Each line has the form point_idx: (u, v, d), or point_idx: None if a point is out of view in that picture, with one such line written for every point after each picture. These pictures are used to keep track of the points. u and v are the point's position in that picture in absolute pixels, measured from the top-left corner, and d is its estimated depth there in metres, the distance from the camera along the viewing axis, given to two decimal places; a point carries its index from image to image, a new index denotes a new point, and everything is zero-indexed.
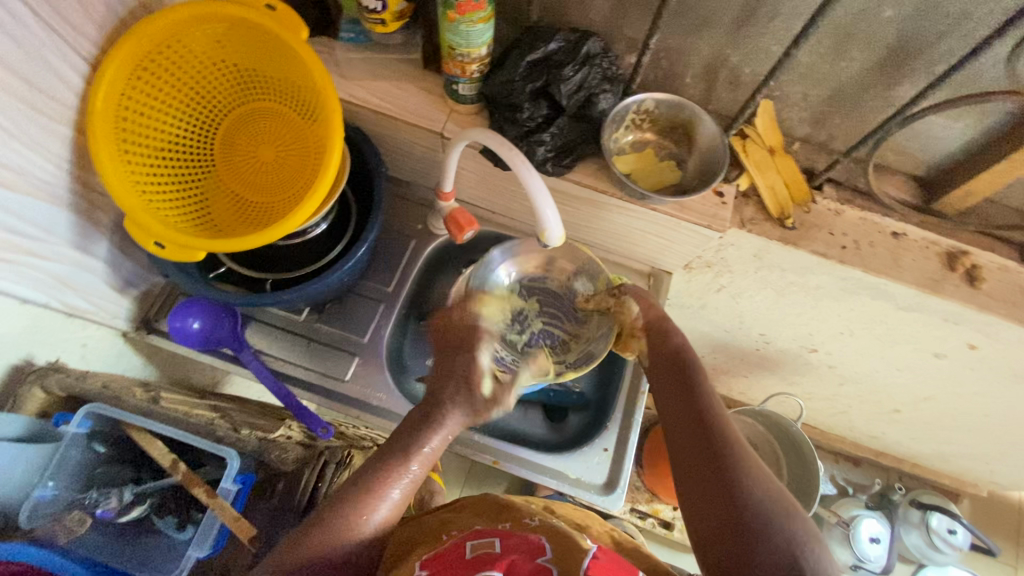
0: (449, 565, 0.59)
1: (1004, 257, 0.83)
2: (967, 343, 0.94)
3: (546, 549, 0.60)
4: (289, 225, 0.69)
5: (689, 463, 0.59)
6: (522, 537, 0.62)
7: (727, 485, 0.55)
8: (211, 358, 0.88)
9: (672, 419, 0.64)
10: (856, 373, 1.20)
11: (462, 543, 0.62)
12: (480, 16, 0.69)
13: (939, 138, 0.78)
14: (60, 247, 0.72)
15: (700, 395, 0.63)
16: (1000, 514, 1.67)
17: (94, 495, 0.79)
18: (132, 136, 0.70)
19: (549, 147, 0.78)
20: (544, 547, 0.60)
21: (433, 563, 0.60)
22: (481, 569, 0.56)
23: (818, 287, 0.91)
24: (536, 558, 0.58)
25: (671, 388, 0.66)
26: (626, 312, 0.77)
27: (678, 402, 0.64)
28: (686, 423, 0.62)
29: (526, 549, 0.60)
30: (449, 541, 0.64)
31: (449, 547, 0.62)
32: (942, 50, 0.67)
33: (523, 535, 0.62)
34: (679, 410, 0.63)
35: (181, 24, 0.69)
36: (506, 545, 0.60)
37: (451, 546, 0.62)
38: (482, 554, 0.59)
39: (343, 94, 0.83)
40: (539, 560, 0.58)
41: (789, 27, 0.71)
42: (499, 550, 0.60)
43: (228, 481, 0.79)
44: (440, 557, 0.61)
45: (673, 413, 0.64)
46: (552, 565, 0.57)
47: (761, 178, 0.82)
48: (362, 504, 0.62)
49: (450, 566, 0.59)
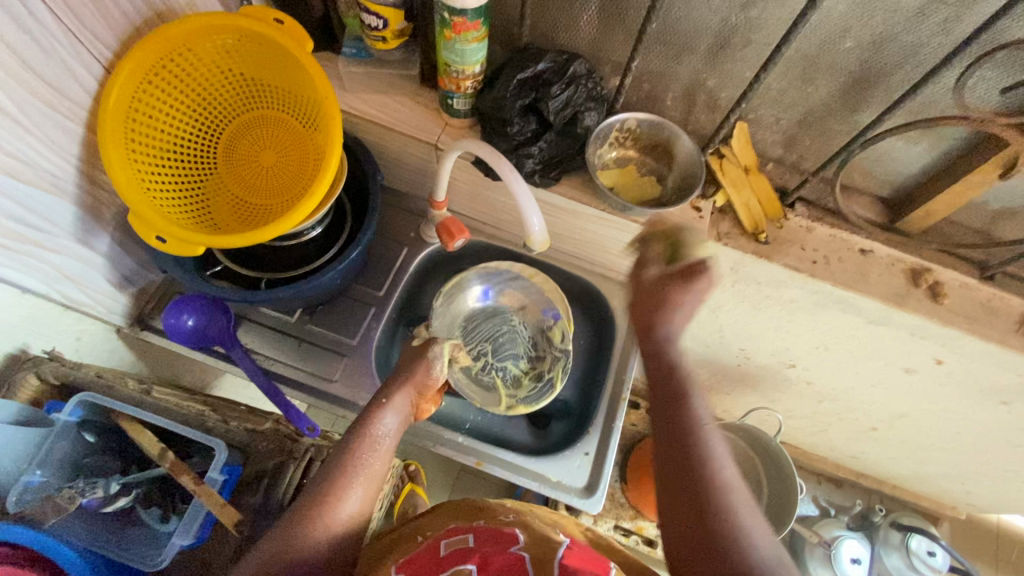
0: (424, 563, 0.61)
1: (964, 275, 0.88)
2: (934, 358, 0.97)
3: (520, 538, 0.61)
4: (285, 225, 0.72)
5: (669, 484, 0.52)
6: (496, 529, 0.64)
7: (704, 522, 0.49)
8: (202, 355, 0.91)
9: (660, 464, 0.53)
10: (833, 390, 1.24)
11: (437, 542, 0.64)
12: (475, 36, 0.74)
13: (900, 160, 0.83)
14: (63, 239, 0.75)
15: (691, 419, 0.52)
16: (979, 538, 1.69)
17: (82, 483, 0.79)
18: (139, 136, 0.74)
19: (537, 159, 0.83)
20: (518, 538, 0.61)
21: (408, 563, 0.62)
22: (454, 563, 0.59)
23: (793, 301, 0.95)
24: (509, 547, 0.60)
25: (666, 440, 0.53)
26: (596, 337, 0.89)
27: (671, 455, 0.52)
28: (668, 443, 0.53)
29: (498, 540, 0.62)
30: (423, 542, 0.67)
31: (424, 547, 0.64)
32: (897, 78, 0.72)
33: (498, 529, 0.64)
34: (670, 463, 0.52)
35: (193, 34, 0.74)
36: (479, 539, 0.62)
37: (427, 546, 0.65)
38: (455, 551, 0.61)
39: (344, 106, 0.88)
40: (512, 549, 0.59)
41: (759, 54, 0.76)
42: (472, 543, 0.62)
43: (215, 471, 0.81)
44: (415, 557, 0.63)
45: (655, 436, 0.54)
46: (526, 553, 0.59)
47: (736, 196, 0.87)
48: (326, 497, 0.65)
49: (425, 565, 0.61)
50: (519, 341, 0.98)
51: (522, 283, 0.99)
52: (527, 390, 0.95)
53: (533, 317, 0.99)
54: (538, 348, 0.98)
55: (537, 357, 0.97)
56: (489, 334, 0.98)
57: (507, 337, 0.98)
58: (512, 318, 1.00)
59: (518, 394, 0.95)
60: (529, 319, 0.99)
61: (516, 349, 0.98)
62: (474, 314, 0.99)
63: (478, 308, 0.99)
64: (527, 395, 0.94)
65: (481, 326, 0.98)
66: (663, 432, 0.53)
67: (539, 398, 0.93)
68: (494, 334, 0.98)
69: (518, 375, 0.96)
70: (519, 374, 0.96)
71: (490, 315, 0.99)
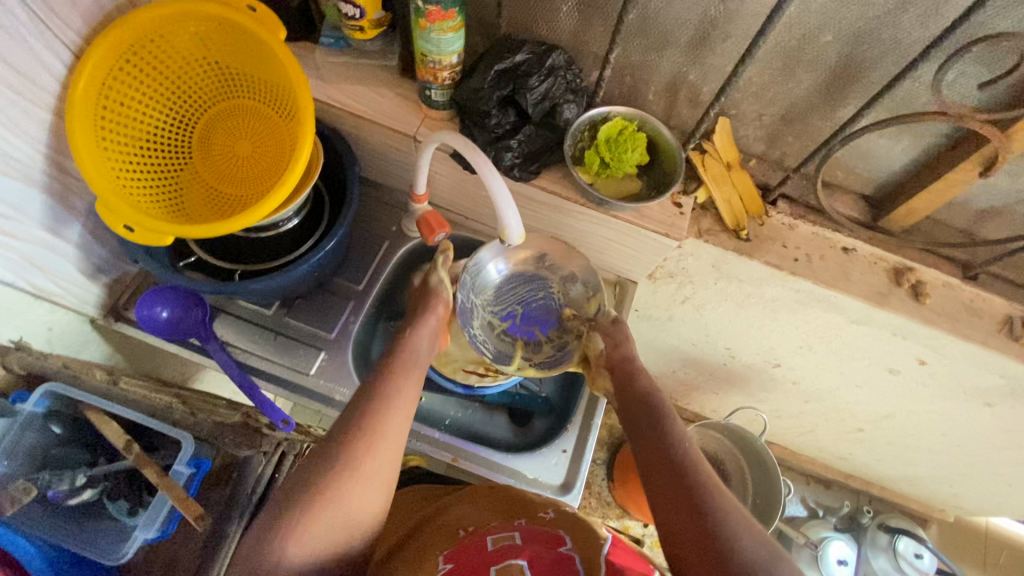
0: (473, 557, 0.65)
1: (947, 275, 0.87)
2: (918, 359, 0.97)
3: (565, 540, 0.67)
4: (257, 214, 0.71)
5: (646, 448, 0.70)
6: (540, 530, 0.69)
7: (674, 468, 0.65)
8: (176, 347, 0.90)
9: (661, 511, 0.64)
10: (818, 390, 1.23)
11: (481, 537, 0.69)
12: (450, 25, 0.73)
13: (882, 158, 0.82)
14: (31, 228, 0.74)
15: (655, 406, 0.73)
16: (968, 541, 1.67)
17: (47, 475, 0.79)
18: (109, 123, 0.73)
19: (517, 152, 0.82)
20: (564, 539, 0.67)
21: (457, 556, 0.67)
22: (505, 558, 0.63)
23: (775, 299, 0.95)
24: (557, 547, 0.66)
25: (663, 489, 0.65)
26: (592, 345, 0.84)
27: (658, 464, 0.67)
28: (639, 421, 0.73)
29: (544, 540, 0.67)
30: (467, 537, 0.71)
31: (470, 542, 0.68)
32: (878, 73, 0.71)
33: (540, 529, 0.69)
34: (669, 490, 0.64)
35: (165, 19, 0.72)
36: (526, 537, 0.67)
37: (469, 541, 0.69)
38: (504, 545, 0.66)
39: (321, 96, 0.87)
40: (560, 550, 0.65)
41: (739, 47, 0.75)
42: (520, 541, 0.67)
43: (182, 463, 0.81)
44: (462, 551, 0.67)
45: (632, 423, 0.73)
46: (575, 553, 0.65)
47: (718, 192, 0.86)
48: (370, 415, 0.69)
49: (475, 558, 0.65)
50: (552, 312, 0.90)
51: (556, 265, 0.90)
52: (543, 359, 0.88)
53: (566, 275, 0.89)
54: (568, 321, 0.89)
55: (566, 330, 0.89)
56: (519, 297, 0.91)
57: (538, 303, 0.91)
58: (546, 282, 0.91)
59: (532, 360, 0.88)
60: (565, 276, 0.90)
61: (546, 317, 0.90)
62: (505, 278, 0.91)
63: (509, 272, 0.90)
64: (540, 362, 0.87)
65: (515, 289, 0.91)
66: (636, 413, 0.74)
67: (551, 368, 0.86)
68: (527, 298, 0.91)
69: (540, 342, 0.89)
70: (541, 342, 0.89)
71: (525, 281, 0.91)
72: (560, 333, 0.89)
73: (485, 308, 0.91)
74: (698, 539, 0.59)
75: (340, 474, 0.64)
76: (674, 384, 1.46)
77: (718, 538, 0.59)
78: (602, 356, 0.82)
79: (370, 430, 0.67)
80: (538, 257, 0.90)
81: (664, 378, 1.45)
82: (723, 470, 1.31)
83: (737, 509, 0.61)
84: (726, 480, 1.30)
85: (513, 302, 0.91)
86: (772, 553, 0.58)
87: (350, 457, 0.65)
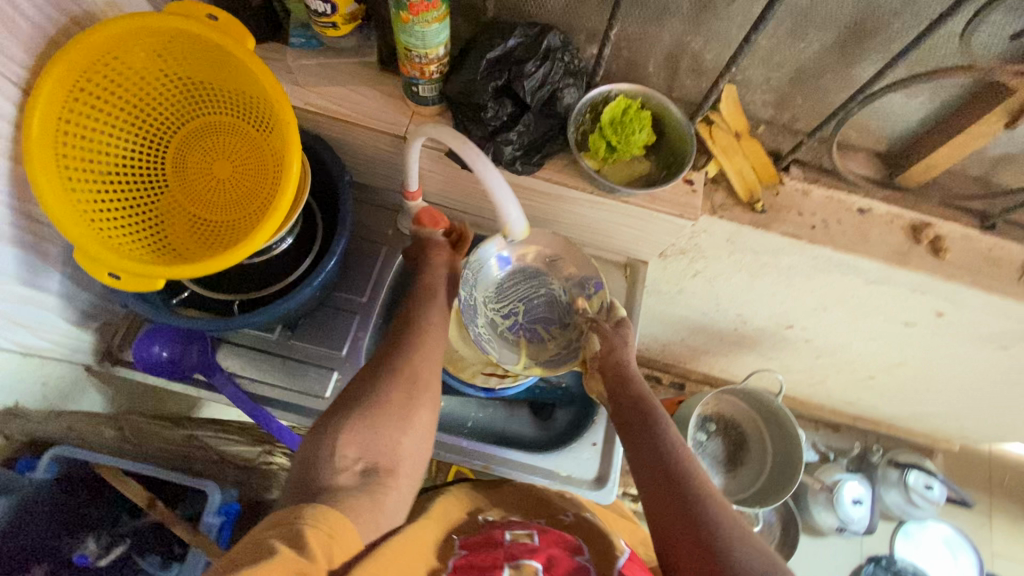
0: (484, 545, 0.67)
1: (965, 227, 0.85)
2: (935, 311, 0.96)
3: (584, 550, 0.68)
4: (252, 244, 0.66)
5: (646, 464, 0.72)
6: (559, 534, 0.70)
7: (673, 487, 0.68)
8: (181, 386, 0.86)
9: (655, 521, 0.67)
10: (831, 345, 1.23)
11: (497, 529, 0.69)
12: (435, 16, 0.66)
13: (898, 114, 0.79)
14: (8, 285, 0.68)
15: (654, 423, 0.76)
16: (972, 466, 1.73)
17: (69, 541, 0.76)
18: (73, 162, 0.66)
19: (517, 145, 0.77)
20: (582, 548, 0.68)
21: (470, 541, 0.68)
22: (519, 558, 0.62)
23: (791, 267, 0.92)
24: (576, 556, 0.66)
25: (662, 507, 0.67)
26: (590, 347, 0.85)
27: (657, 483, 0.70)
28: (639, 437, 0.75)
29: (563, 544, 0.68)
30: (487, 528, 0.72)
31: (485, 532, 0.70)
32: (896, 27, 0.67)
33: (560, 532, 0.70)
34: (667, 509, 0.67)
35: (117, 39, 0.65)
36: (544, 539, 0.67)
37: (486, 531, 0.70)
38: (520, 542, 0.66)
39: (299, 103, 0.80)
40: (577, 558, 0.66)
41: (747, 11, 0.71)
42: (537, 542, 0.66)
43: (211, 514, 0.79)
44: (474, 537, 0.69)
45: (632, 438, 0.76)
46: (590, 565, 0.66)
47: (729, 163, 0.83)
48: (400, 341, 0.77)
49: (486, 546, 0.66)
50: (556, 308, 0.90)
51: (561, 263, 0.90)
52: (547, 357, 0.88)
53: (569, 279, 0.89)
54: (571, 317, 0.89)
55: (571, 328, 0.89)
56: (523, 296, 0.90)
57: (542, 301, 0.90)
58: (547, 279, 0.91)
59: (536, 359, 0.87)
60: (568, 277, 0.90)
61: (550, 315, 0.89)
62: (507, 276, 0.91)
63: (511, 271, 0.91)
64: (543, 360, 0.87)
65: (518, 288, 0.90)
66: (635, 427, 0.76)
67: (555, 368, 0.86)
68: (530, 296, 0.90)
69: (545, 338, 0.89)
70: (544, 340, 0.89)
71: (528, 279, 0.91)
72: (566, 330, 0.89)
73: (487, 306, 0.90)
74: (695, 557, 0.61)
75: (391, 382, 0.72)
76: (683, 351, 1.45)
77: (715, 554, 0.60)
78: (596, 359, 0.83)
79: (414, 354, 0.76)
80: (546, 260, 0.90)
81: (672, 346, 1.44)
82: (740, 434, 1.33)
83: (734, 527, 0.63)
84: (744, 441, 1.33)
85: (518, 302, 0.90)
86: (769, 563, 0.60)
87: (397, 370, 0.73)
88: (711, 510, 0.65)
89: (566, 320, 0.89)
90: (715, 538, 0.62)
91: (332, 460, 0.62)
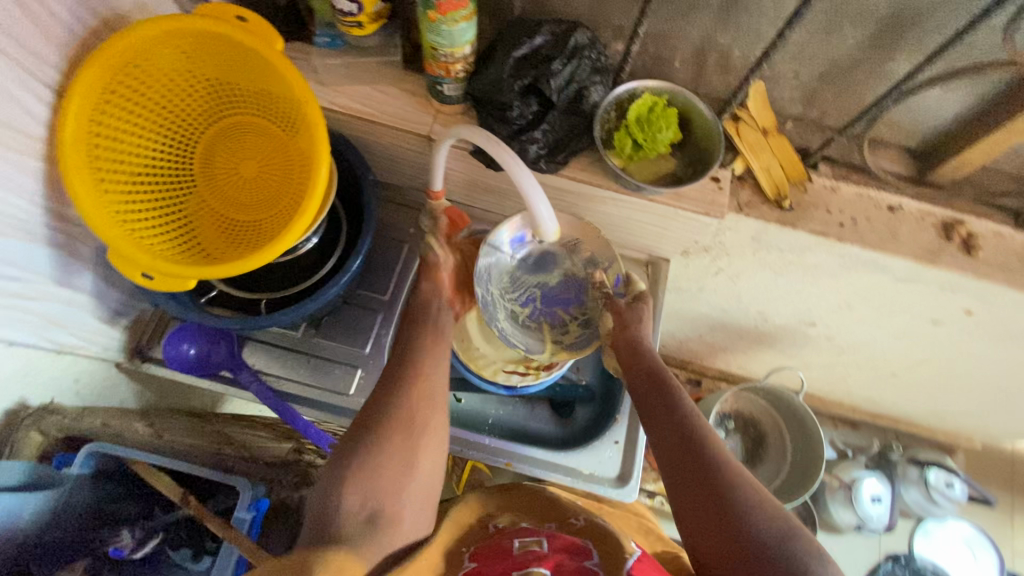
0: (494, 555, 0.68)
1: (998, 224, 0.84)
2: (964, 309, 0.95)
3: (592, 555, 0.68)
4: (282, 246, 0.66)
5: (663, 433, 0.73)
6: (567, 538, 0.70)
7: (692, 455, 0.69)
8: (208, 383, 0.87)
9: (674, 489, 0.69)
10: (853, 343, 1.22)
11: (506, 538, 0.70)
12: (463, 14, 0.66)
13: (932, 109, 0.77)
14: (43, 285, 0.69)
15: (669, 391, 0.75)
16: (994, 464, 1.70)
17: (104, 534, 0.79)
18: (106, 164, 0.67)
19: (542, 143, 0.76)
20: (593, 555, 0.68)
21: (480, 555, 0.69)
22: (527, 561, 0.64)
23: (817, 265, 0.91)
24: (583, 561, 0.67)
25: (681, 475, 0.69)
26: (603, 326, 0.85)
27: (676, 452, 0.70)
28: (655, 406, 0.75)
29: (571, 550, 0.68)
30: (496, 536, 0.73)
31: (495, 542, 0.71)
32: (934, 22, 0.66)
33: (568, 537, 0.70)
34: (687, 476, 0.68)
35: (147, 42, 0.65)
36: (553, 546, 0.68)
37: (495, 539, 0.72)
38: (528, 549, 0.67)
39: (323, 102, 0.80)
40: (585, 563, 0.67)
41: (778, 6, 0.69)
42: (545, 548, 0.67)
43: (244, 510, 0.81)
44: (484, 550, 0.70)
45: (647, 405, 0.76)
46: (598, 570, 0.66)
47: (756, 161, 0.82)
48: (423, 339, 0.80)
49: (497, 558, 0.67)
50: (572, 288, 0.86)
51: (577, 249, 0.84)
52: (570, 339, 0.86)
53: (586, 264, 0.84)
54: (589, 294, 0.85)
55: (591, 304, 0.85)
56: (536, 280, 0.86)
57: (557, 284, 0.85)
58: (559, 261, 0.85)
59: (560, 344, 0.86)
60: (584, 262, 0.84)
61: (567, 296, 0.86)
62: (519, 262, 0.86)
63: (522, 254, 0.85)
64: (566, 344, 0.86)
65: (530, 273, 0.86)
66: (650, 395, 0.76)
67: (580, 351, 0.85)
68: (543, 280, 0.86)
69: (566, 321, 0.86)
70: (566, 323, 0.86)
71: (540, 263, 0.86)
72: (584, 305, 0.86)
73: (504, 296, 0.86)
74: (716, 523, 0.64)
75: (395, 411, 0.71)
76: (701, 347, 1.44)
77: (737, 519, 0.63)
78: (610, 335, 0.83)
79: (425, 359, 0.77)
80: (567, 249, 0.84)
81: (690, 342, 1.43)
82: (760, 431, 1.32)
83: (754, 492, 0.65)
84: (763, 438, 1.32)
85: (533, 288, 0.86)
86: (787, 525, 0.63)
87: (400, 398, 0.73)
88: (732, 477, 0.66)
89: (584, 298, 0.86)
90: (737, 504, 0.64)
91: (350, 474, 0.66)
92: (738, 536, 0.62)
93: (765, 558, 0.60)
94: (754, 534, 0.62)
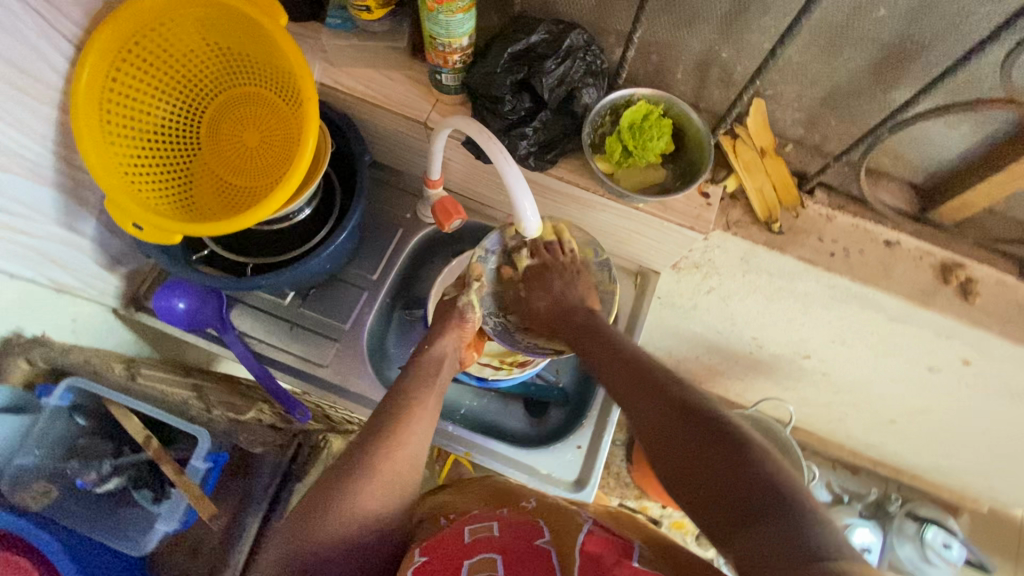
0: (448, 547, 0.59)
1: (1001, 271, 0.80)
2: (962, 358, 0.90)
3: (544, 531, 0.59)
4: (264, 211, 0.69)
5: (618, 381, 0.66)
6: (522, 520, 0.62)
7: (649, 389, 0.62)
8: (195, 337, 0.91)
9: (642, 429, 0.60)
10: (850, 382, 1.17)
11: (461, 527, 0.62)
12: (460, 6, 0.68)
13: (936, 144, 0.75)
14: (48, 225, 0.74)
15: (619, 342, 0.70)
16: (1001, 532, 1.60)
17: (75, 465, 0.87)
18: (115, 118, 0.71)
19: (532, 140, 0.77)
20: (544, 531, 0.59)
21: (433, 547, 0.60)
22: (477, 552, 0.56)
23: (808, 294, 0.89)
24: (535, 540, 0.58)
25: (644, 412, 0.60)
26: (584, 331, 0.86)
27: (634, 392, 0.63)
28: (604, 358, 0.69)
29: (523, 531, 0.59)
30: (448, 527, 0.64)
31: (448, 532, 0.62)
32: (936, 53, 0.64)
33: (524, 519, 0.62)
34: (648, 410, 0.60)
35: (164, 7, 0.70)
36: (506, 529, 0.60)
37: (449, 531, 0.62)
38: (480, 538, 0.59)
39: (328, 80, 0.83)
40: (537, 542, 0.58)
41: (778, 24, 0.69)
42: (497, 532, 0.60)
43: (199, 460, 0.88)
44: (439, 541, 0.61)
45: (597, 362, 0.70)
46: (551, 546, 0.57)
47: (750, 180, 0.80)
48: None
49: (449, 549, 0.59)
50: None
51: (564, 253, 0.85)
52: None
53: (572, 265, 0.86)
54: None
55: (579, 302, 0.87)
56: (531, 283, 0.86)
57: None
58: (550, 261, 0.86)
59: None
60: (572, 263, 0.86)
61: None
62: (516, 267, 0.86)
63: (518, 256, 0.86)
64: None
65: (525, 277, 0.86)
66: (596, 352, 0.71)
67: None
68: None
69: None
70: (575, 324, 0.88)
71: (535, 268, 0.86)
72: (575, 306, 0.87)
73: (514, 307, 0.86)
74: (684, 442, 0.55)
75: (374, 428, 0.67)
76: (697, 369, 1.41)
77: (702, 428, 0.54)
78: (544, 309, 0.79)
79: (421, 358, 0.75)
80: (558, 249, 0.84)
81: (687, 363, 1.40)
82: None
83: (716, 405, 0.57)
84: None
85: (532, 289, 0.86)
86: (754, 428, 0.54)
87: (389, 419, 0.68)
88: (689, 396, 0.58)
89: None
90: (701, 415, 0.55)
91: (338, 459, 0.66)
92: (706, 443, 0.53)
93: (736, 453, 0.50)
94: (722, 436, 0.52)
